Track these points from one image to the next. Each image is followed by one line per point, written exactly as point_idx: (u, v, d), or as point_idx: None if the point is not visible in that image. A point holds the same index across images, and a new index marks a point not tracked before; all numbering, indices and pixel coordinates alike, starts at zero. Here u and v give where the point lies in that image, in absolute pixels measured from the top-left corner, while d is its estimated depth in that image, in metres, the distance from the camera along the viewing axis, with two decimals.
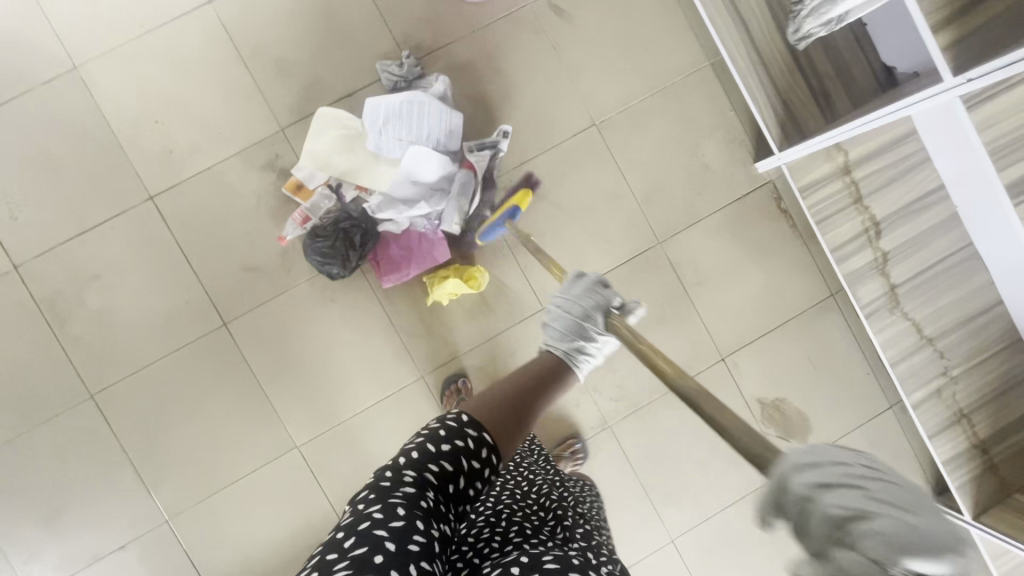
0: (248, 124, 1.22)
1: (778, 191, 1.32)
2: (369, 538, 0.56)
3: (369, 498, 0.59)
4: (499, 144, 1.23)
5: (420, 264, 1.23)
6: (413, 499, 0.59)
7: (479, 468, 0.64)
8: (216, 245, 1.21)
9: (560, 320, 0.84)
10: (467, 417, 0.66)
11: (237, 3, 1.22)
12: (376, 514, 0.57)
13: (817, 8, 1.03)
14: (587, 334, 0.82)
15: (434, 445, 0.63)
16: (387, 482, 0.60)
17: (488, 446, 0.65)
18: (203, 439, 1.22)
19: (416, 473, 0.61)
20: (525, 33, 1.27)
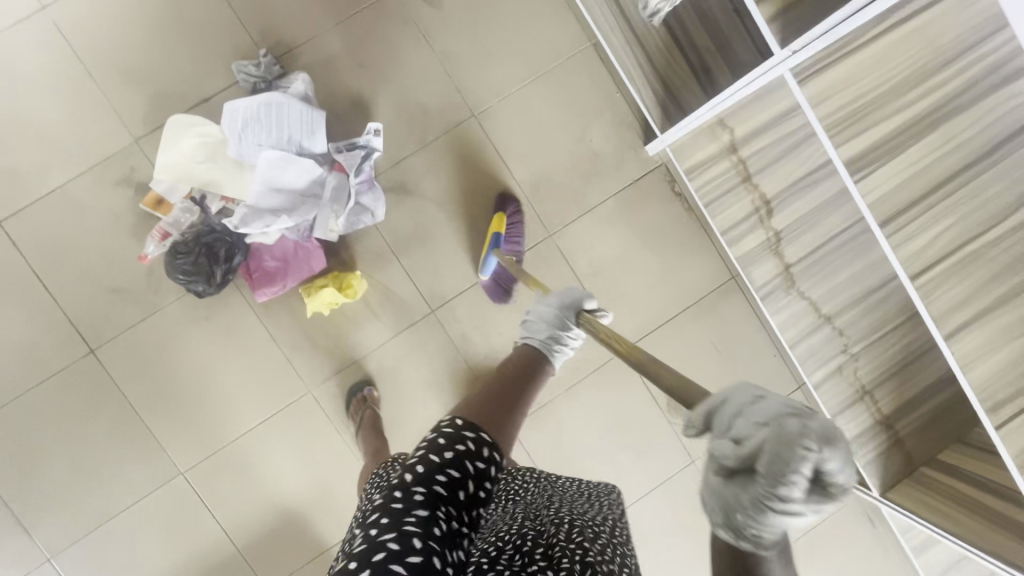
0: (98, 138, 1.14)
1: (670, 175, 1.27)
2: (383, 573, 0.50)
3: (382, 524, 0.54)
4: (370, 143, 1.13)
5: (297, 275, 1.17)
6: (427, 523, 0.54)
7: (485, 468, 0.60)
8: (73, 268, 1.14)
9: (542, 313, 0.82)
10: (462, 420, 0.62)
11: (75, 8, 1.13)
12: (392, 544, 0.52)
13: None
14: (565, 331, 0.81)
15: (437, 455, 0.58)
16: (398, 504, 0.55)
17: (490, 445, 0.62)
18: (80, 472, 1.16)
19: (427, 490, 0.56)
20: (392, 23, 1.20)
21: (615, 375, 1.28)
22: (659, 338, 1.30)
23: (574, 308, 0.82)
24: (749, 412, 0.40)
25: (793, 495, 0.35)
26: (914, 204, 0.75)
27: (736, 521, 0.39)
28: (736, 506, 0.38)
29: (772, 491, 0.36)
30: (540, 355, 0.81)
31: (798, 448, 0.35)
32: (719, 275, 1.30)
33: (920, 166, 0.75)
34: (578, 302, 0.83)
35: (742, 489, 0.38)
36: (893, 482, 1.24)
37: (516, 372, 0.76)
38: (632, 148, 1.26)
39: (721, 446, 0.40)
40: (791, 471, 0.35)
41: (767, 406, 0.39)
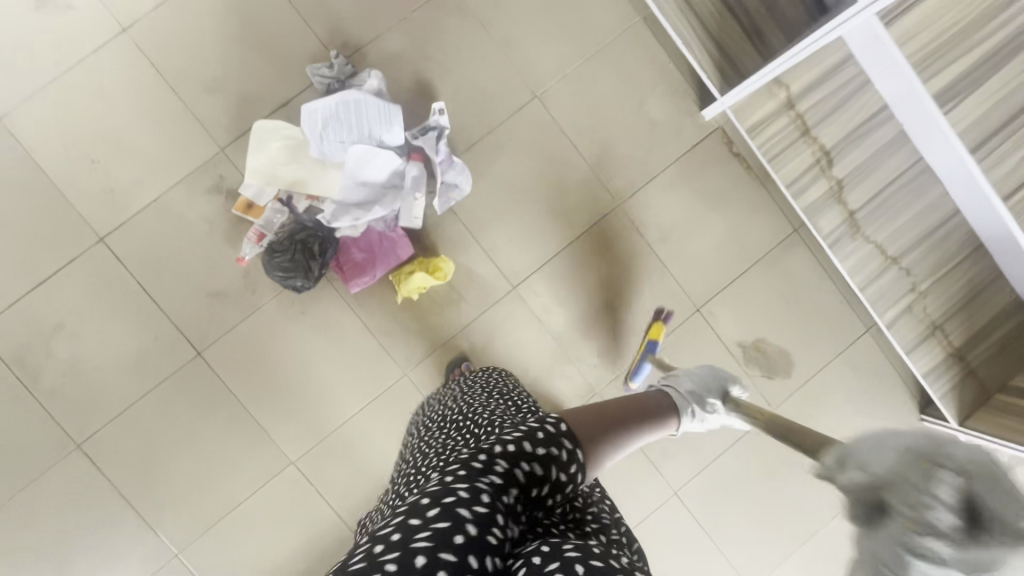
0: (187, 150, 1.20)
1: (728, 136, 1.32)
2: (452, 515, 0.48)
3: (457, 474, 0.51)
4: (440, 122, 1.20)
5: (385, 263, 1.22)
6: (499, 489, 0.51)
7: (564, 484, 0.57)
8: (174, 276, 1.20)
9: (690, 372, 0.93)
10: (566, 426, 0.59)
11: (155, 29, 1.19)
12: (462, 492, 0.49)
13: None
14: (705, 400, 0.87)
15: (531, 444, 0.55)
16: (476, 464, 0.52)
17: (579, 463, 0.59)
18: (197, 469, 1.22)
19: (508, 468, 0.53)
20: (451, 15, 1.25)
21: (691, 334, 1.33)
22: (731, 295, 1.34)
23: (722, 389, 0.89)
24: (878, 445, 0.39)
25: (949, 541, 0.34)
26: (999, 129, 0.80)
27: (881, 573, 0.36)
28: (882, 558, 0.36)
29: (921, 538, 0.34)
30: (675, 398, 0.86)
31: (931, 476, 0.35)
32: (783, 229, 1.34)
33: (1006, 90, 0.80)
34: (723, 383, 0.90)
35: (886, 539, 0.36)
36: (968, 412, 1.29)
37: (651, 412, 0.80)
38: (688, 114, 1.31)
39: (851, 478, 0.40)
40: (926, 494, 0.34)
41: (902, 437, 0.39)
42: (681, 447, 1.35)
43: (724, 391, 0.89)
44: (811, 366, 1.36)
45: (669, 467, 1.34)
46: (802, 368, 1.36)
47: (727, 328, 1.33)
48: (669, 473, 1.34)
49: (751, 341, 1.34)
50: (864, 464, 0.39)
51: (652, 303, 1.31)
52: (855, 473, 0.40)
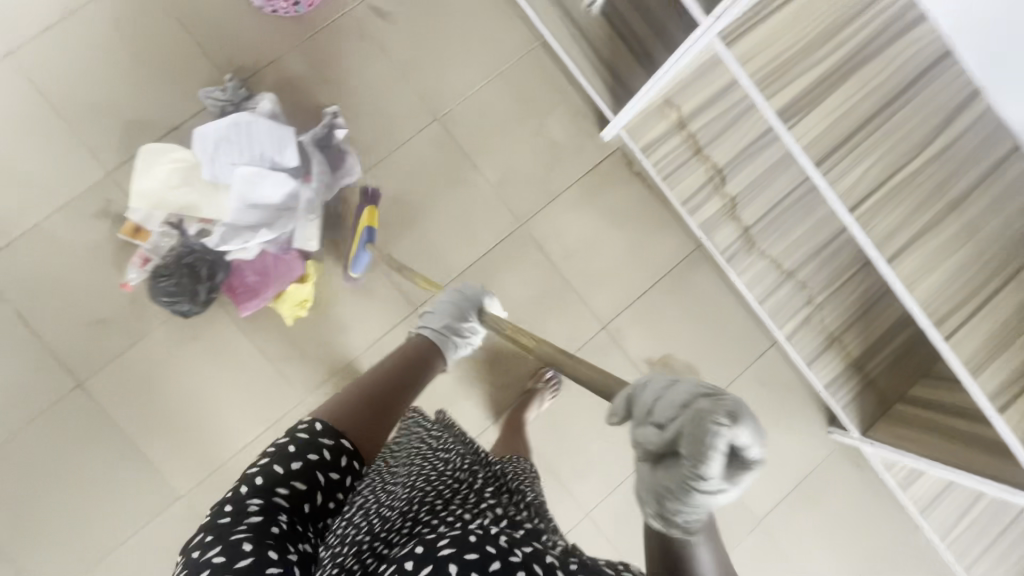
0: (72, 174, 1.17)
1: (628, 156, 1.34)
2: None
3: (207, 542, 0.54)
4: (334, 122, 1.20)
5: (278, 286, 1.19)
6: (261, 527, 0.55)
7: (339, 478, 0.63)
8: (55, 304, 1.15)
9: (440, 307, 0.96)
10: (321, 425, 0.64)
11: (41, 51, 1.17)
12: (217, 557, 0.52)
13: None
14: (460, 330, 0.95)
15: (282, 464, 0.60)
16: (227, 518, 0.56)
17: (347, 451, 0.64)
18: (77, 507, 1.15)
19: (263, 500, 0.57)
20: (350, 39, 1.26)
21: (598, 352, 1.33)
22: (637, 311, 1.34)
23: (477, 307, 0.97)
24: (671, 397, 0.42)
25: (713, 470, 0.38)
26: (841, 144, 0.83)
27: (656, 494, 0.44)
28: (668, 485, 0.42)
29: (696, 470, 0.39)
30: (433, 338, 0.93)
31: (710, 429, 0.38)
32: (686, 246, 1.36)
33: (848, 105, 0.83)
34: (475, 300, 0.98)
35: (675, 469, 0.41)
36: (869, 423, 1.31)
37: (406, 371, 0.83)
38: (589, 135, 1.33)
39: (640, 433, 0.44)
40: (708, 446, 0.38)
41: (678, 396, 0.42)
42: (592, 467, 1.33)
43: (478, 309, 0.97)
44: (719, 381, 1.36)
45: (581, 488, 1.32)
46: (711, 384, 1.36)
47: (634, 345, 1.34)
48: (580, 494, 1.32)
49: (658, 358, 1.34)
50: (661, 418, 0.43)
51: (558, 321, 1.31)
52: (656, 420, 0.43)
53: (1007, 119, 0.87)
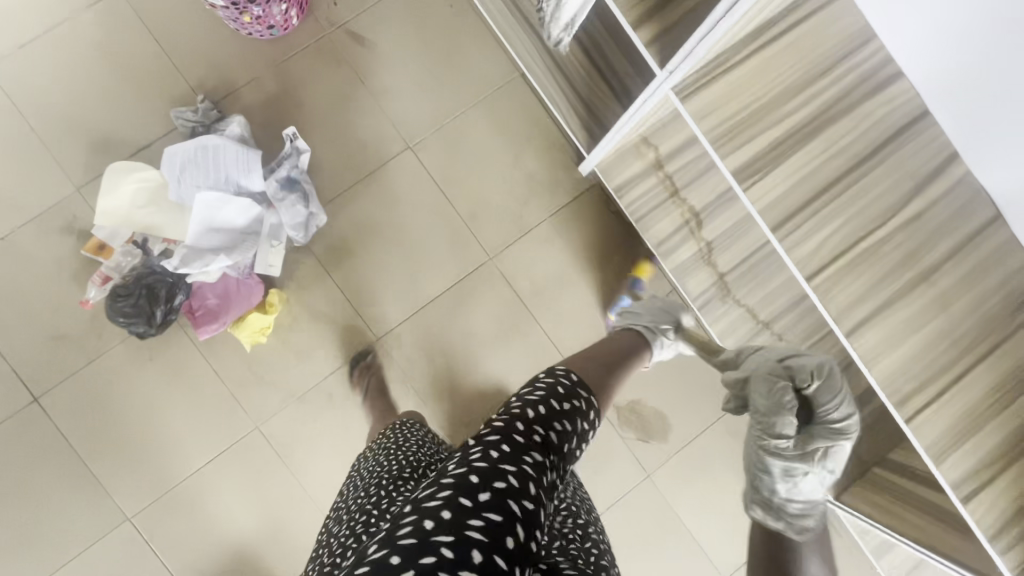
0: (41, 189, 1.17)
1: (603, 193, 1.30)
2: (504, 503, 0.51)
3: (501, 452, 0.55)
4: (295, 147, 1.19)
5: (237, 310, 1.18)
6: (538, 467, 0.56)
7: (585, 435, 0.66)
8: (15, 317, 1.16)
9: (652, 306, 1.08)
10: (577, 380, 0.70)
11: (19, 66, 1.18)
12: (512, 478, 0.53)
13: (551, 15, 0.90)
14: (666, 329, 1.05)
15: (557, 402, 0.64)
16: (520, 437, 0.57)
17: (595, 409, 0.69)
18: (26, 521, 1.15)
19: (544, 436, 0.59)
20: (325, 64, 1.25)
21: None
22: None
23: (678, 317, 1.07)
24: (751, 364, 0.78)
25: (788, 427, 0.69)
26: (801, 207, 0.78)
27: (759, 459, 0.72)
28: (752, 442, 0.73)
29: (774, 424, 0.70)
30: (643, 332, 1.04)
31: (783, 386, 0.70)
32: (660, 289, 1.31)
33: (809, 167, 0.78)
34: (677, 309, 1.08)
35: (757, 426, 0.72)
36: (842, 487, 1.22)
37: (613, 361, 0.93)
38: (565, 170, 1.30)
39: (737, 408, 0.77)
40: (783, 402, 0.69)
41: (790, 361, 0.74)
42: None
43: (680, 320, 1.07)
44: (689, 431, 1.31)
45: None
46: (680, 433, 1.31)
47: None
48: None
49: (625, 403, 1.30)
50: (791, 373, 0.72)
51: (523, 360, 1.28)
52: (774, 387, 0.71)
53: (987, 189, 0.80)
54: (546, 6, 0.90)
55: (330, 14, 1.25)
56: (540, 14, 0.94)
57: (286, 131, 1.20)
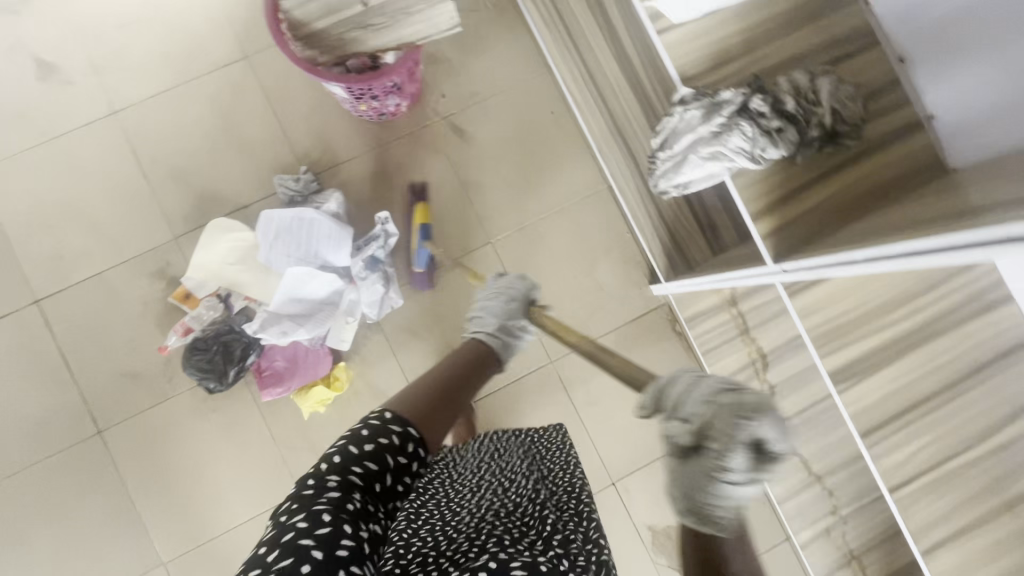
0: (141, 232, 1.23)
1: (672, 314, 1.31)
2: (294, 549, 0.52)
3: (293, 509, 0.56)
4: (386, 230, 1.21)
5: (302, 376, 1.21)
6: (339, 503, 0.57)
7: (405, 462, 0.65)
8: (96, 351, 1.21)
9: (490, 302, 0.94)
10: (390, 414, 0.68)
11: (141, 114, 1.25)
12: (301, 523, 0.54)
13: (665, 172, 0.86)
14: (511, 325, 0.93)
15: (357, 445, 0.63)
16: (310, 490, 0.58)
17: (414, 440, 0.67)
18: (68, 547, 1.19)
19: (341, 477, 0.59)
20: (424, 151, 1.30)
21: (600, 507, 1.29)
22: (650, 473, 1.30)
23: (526, 302, 0.94)
24: (689, 396, 0.55)
25: (736, 461, 0.50)
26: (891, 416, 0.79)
27: (695, 487, 0.54)
28: (695, 475, 0.53)
29: (721, 460, 0.51)
30: (488, 342, 0.92)
31: (737, 420, 0.50)
32: None
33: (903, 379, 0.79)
34: (526, 291, 0.95)
35: (703, 456, 0.53)
36: None
37: (465, 369, 0.85)
38: (637, 286, 1.31)
39: (674, 426, 0.55)
40: (733, 439, 0.50)
41: (739, 394, 0.52)
42: None
43: (529, 303, 0.94)
44: None
45: None
46: None
47: (640, 507, 1.29)
48: None
49: (662, 527, 1.29)
50: (731, 400, 0.51)
51: None
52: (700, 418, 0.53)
53: None
54: (661, 164, 0.85)
55: (437, 104, 1.30)
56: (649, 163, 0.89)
57: (379, 213, 1.23)
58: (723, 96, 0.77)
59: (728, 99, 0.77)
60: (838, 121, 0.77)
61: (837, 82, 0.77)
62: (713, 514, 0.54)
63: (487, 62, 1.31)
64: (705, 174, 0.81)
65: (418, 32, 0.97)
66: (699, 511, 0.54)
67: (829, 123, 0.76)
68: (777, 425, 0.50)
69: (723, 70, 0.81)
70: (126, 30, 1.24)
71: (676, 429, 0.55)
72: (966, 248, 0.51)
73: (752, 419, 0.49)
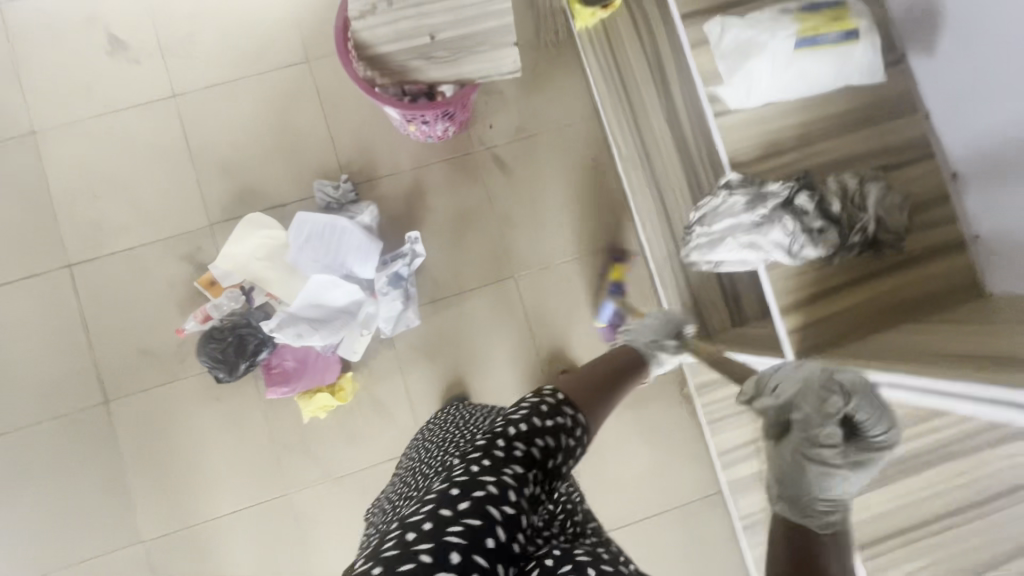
0: (180, 215, 1.26)
1: (682, 376, 1.30)
2: (482, 510, 0.55)
3: (484, 466, 0.58)
4: (413, 250, 1.23)
5: (309, 380, 1.22)
6: (520, 476, 0.58)
7: (573, 446, 0.66)
8: (117, 323, 1.24)
9: (650, 321, 1.03)
10: (562, 396, 0.68)
11: (200, 101, 1.28)
12: (490, 486, 0.56)
13: (700, 246, 0.86)
14: (665, 346, 1.00)
15: (540, 420, 0.63)
16: (499, 453, 0.59)
17: (582, 426, 0.67)
18: (56, 510, 1.21)
19: (526, 449, 0.60)
20: (463, 177, 1.31)
21: None
22: (636, 533, 1.29)
23: (682, 331, 1.03)
24: (789, 377, 0.67)
25: (834, 432, 0.61)
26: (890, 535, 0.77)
27: (787, 464, 0.62)
28: (785, 453, 0.63)
29: (813, 431, 0.62)
30: (643, 350, 0.98)
31: (830, 395, 0.63)
32: (707, 487, 1.30)
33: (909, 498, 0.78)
34: (679, 322, 1.05)
35: (798, 431, 0.63)
36: None
37: (624, 368, 0.90)
38: None
39: (806, 420, 0.63)
40: (829, 408, 0.62)
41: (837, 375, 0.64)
42: None
43: (683, 331, 1.04)
44: None
45: None
46: None
47: None
48: None
49: None
50: (842, 385, 0.63)
51: None
52: (793, 395, 0.65)
53: None
54: (697, 239, 0.86)
55: (484, 134, 1.32)
56: (684, 234, 0.90)
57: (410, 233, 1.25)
58: (770, 187, 0.78)
59: (775, 191, 0.78)
60: (880, 230, 0.77)
61: (886, 190, 0.77)
62: (811, 505, 0.59)
63: (539, 101, 1.32)
64: (740, 258, 0.81)
65: (486, 70, 0.97)
66: (801, 498, 0.60)
67: (871, 232, 0.76)
68: (870, 405, 0.62)
69: (775, 160, 0.81)
70: (199, 19, 1.29)
71: (801, 420, 0.63)
72: (996, 403, 0.54)
73: (845, 391, 0.63)
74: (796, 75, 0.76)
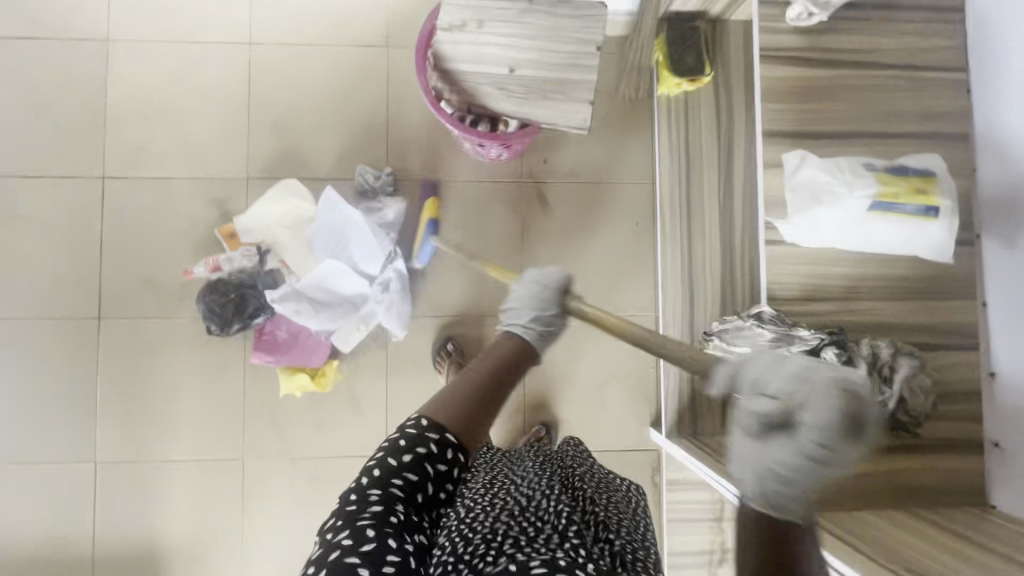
0: (221, 160, 1.26)
1: (657, 463, 1.27)
2: (341, 565, 0.55)
3: (337, 526, 0.59)
4: None
5: (293, 357, 1.21)
6: (383, 516, 0.59)
7: (442, 464, 0.65)
8: (131, 244, 1.24)
9: (520, 299, 0.76)
10: (421, 421, 0.66)
11: (273, 55, 1.28)
12: (344, 541, 0.57)
13: None
14: (552, 319, 0.74)
15: (393, 458, 0.63)
16: (353, 506, 0.60)
17: (448, 440, 0.65)
18: (23, 403, 1.22)
19: (381, 490, 0.61)
20: (503, 204, 1.29)
21: None
22: None
23: (560, 291, 0.75)
24: (784, 377, 0.54)
25: (820, 439, 0.52)
26: None
27: (774, 465, 0.53)
28: (778, 457, 0.53)
29: (815, 444, 0.52)
30: (527, 337, 0.74)
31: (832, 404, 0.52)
32: None
33: None
34: (557, 278, 0.77)
35: (795, 436, 0.53)
36: None
37: (499, 364, 0.72)
38: (637, 420, 1.28)
39: (817, 434, 0.51)
40: (822, 418, 0.52)
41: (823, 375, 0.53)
42: None
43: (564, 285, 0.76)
44: None
45: None
46: None
47: None
48: None
49: None
50: (827, 384, 0.53)
51: None
52: (783, 399, 0.54)
53: None
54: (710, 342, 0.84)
55: (535, 167, 1.30)
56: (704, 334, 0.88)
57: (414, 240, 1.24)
58: (801, 332, 0.75)
59: (804, 337, 0.75)
60: (901, 410, 0.74)
61: (918, 369, 0.74)
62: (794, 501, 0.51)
63: (600, 150, 1.30)
64: None
65: (551, 119, 0.97)
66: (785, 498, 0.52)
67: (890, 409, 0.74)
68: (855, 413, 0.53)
69: (810, 304, 0.79)
70: None
71: (812, 429, 0.52)
72: None
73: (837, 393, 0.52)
74: (863, 233, 0.77)
